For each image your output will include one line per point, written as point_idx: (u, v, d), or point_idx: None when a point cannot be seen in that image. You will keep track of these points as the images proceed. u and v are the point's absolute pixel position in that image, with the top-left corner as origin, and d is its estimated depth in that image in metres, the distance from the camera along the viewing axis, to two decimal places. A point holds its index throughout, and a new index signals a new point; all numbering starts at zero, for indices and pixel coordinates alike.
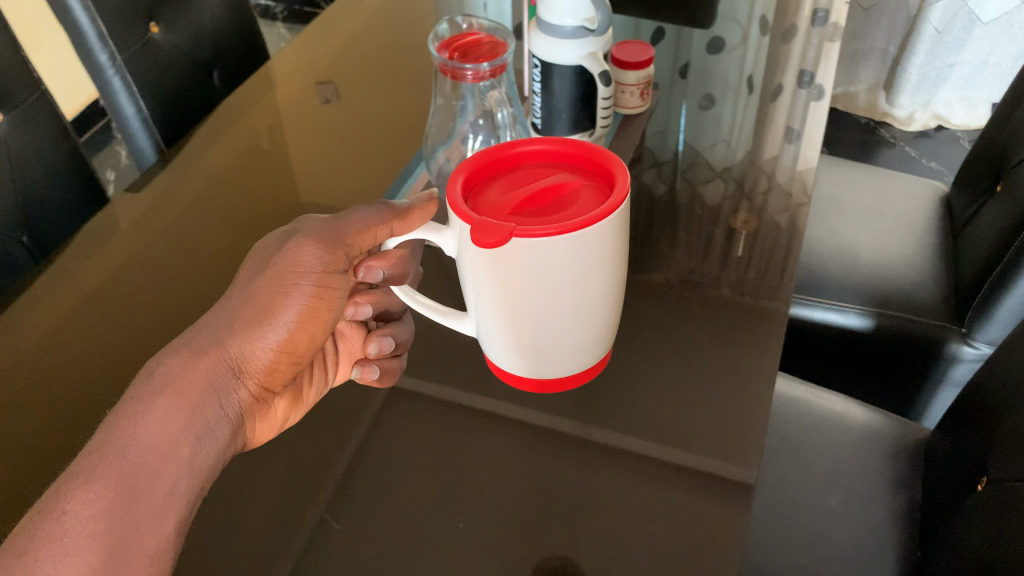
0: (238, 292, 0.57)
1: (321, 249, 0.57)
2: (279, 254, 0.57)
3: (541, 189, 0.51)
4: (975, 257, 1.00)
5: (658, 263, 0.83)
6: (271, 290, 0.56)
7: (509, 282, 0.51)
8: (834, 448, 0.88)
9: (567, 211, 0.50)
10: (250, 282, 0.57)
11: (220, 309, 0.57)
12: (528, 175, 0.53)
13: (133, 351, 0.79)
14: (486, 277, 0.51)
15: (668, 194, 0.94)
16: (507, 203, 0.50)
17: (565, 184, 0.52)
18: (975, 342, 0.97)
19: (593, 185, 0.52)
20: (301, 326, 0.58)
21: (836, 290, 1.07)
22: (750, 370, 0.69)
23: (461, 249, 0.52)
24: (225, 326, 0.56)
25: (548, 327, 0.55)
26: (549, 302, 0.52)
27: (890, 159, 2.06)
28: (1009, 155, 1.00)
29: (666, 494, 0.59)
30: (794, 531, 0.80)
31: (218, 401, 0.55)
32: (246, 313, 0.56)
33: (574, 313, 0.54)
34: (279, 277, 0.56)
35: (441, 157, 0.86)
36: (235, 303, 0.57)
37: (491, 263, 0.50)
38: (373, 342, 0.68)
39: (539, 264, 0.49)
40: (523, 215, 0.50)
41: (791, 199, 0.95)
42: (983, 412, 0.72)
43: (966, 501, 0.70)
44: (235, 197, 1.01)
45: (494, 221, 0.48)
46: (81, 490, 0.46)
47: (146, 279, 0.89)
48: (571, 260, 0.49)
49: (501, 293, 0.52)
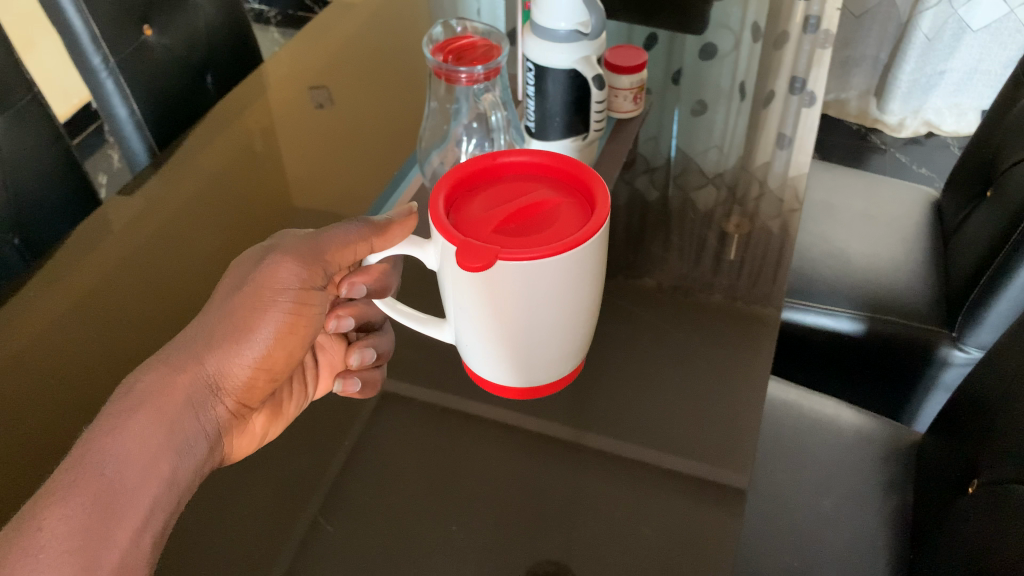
0: (218, 305, 0.57)
1: (297, 266, 0.56)
2: (257, 270, 0.57)
3: (522, 207, 0.51)
4: (965, 263, 1.01)
5: (651, 268, 0.83)
6: (249, 306, 0.56)
7: (492, 296, 0.51)
8: (821, 453, 0.88)
9: (548, 230, 0.50)
10: (229, 296, 0.57)
11: (197, 321, 0.57)
12: (510, 188, 0.54)
13: (121, 351, 0.79)
14: (469, 290, 0.51)
15: (660, 199, 0.94)
16: (490, 219, 0.50)
17: (547, 201, 0.52)
18: (964, 347, 0.98)
19: (574, 201, 0.52)
20: (278, 341, 0.58)
21: (828, 295, 1.07)
22: (742, 374, 0.69)
23: (442, 263, 0.52)
24: (202, 342, 0.56)
25: (530, 340, 0.55)
26: (530, 319, 0.53)
27: (880, 166, 2.08)
28: (997, 162, 1.01)
29: (659, 498, 0.60)
30: (787, 534, 0.80)
31: (196, 417, 0.55)
32: (224, 329, 0.56)
33: (556, 328, 0.55)
34: (257, 293, 0.56)
35: (435, 160, 0.86)
36: (213, 319, 0.57)
37: (474, 281, 0.50)
38: (355, 354, 0.69)
39: (523, 282, 0.49)
40: (506, 232, 0.50)
41: (783, 204, 0.96)
42: (975, 415, 0.72)
43: (957, 504, 0.71)
44: (224, 202, 1.01)
45: (479, 242, 0.48)
46: (57, 506, 0.46)
47: (133, 284, 0.88)
48: (550, 279, 0.50)
49: (483, 307, 0.52)
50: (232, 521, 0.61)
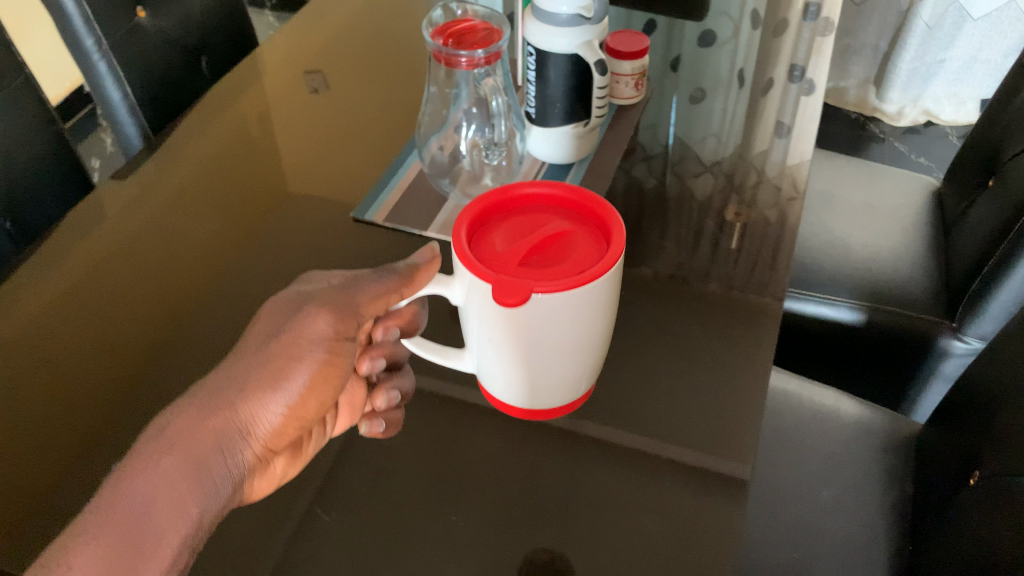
0: (255, 350, 0.57)
1: (324, 318, 0.57)
2: (293, 321, 0.57)
3: (543, 238, 0.51)
4: (966, 253, 1.00)
5: (649, 257, 0.82)
6: (283, 355, 0.56)
7: (518, 327, 0.51)
8: (823, 442, 0.88)
9: (570, 260, 0.50)
10: (268, 344, 0.57)
11: (231, 363, 0.57)
12: (523, 220, 0.54)
13: (114, 335, 0.78)
14: (495, 322, 0.51)
15: (657, 187, 0.93)
16: (514, 254, 0.50)
17: (563, 230, 0.52)
18: (965, 338, 0.97)
19: (587, 228, 0.53)
20: (311, 390, 0.57)
21: (829, 284, 1.07)
22: (742, 365, 0.69)
23: (468, 297, 0.52)
24: (235, 387, 0.55)
25: (544, 365, 0.55)
26: (551, 346, 0.52)
27: (878, 155, 2.07)
28: (1000, 152, 1.01)
29: (659, 489, 0.59)
30: (788, 525, 0.80)
31: (226, 463, 0.54)
32: (260, 373, 0.56)
33: (571, 354, 0.54)
34: (290, 343, 0.56)
35: (434, 146, 0.87)
36: (250, 363, 0.56)
37: (503, 315, 0.50)
38: (382, 397, 0.65)
39: (553, 312, 0.49)
40: (531, 264, 0.50)
41: (780, 193, 0.95)
42: (976, 407, 0.72)
43: (958, 496, 0.70)
44: (221, 186, 0.99)
45: (511, 278, 0.48)
46: (82, 545, 0.46)
47: (126, 270, 0.87)
48: (575, 307, 0.50)
49: (509, 339, 0.52)
50: None
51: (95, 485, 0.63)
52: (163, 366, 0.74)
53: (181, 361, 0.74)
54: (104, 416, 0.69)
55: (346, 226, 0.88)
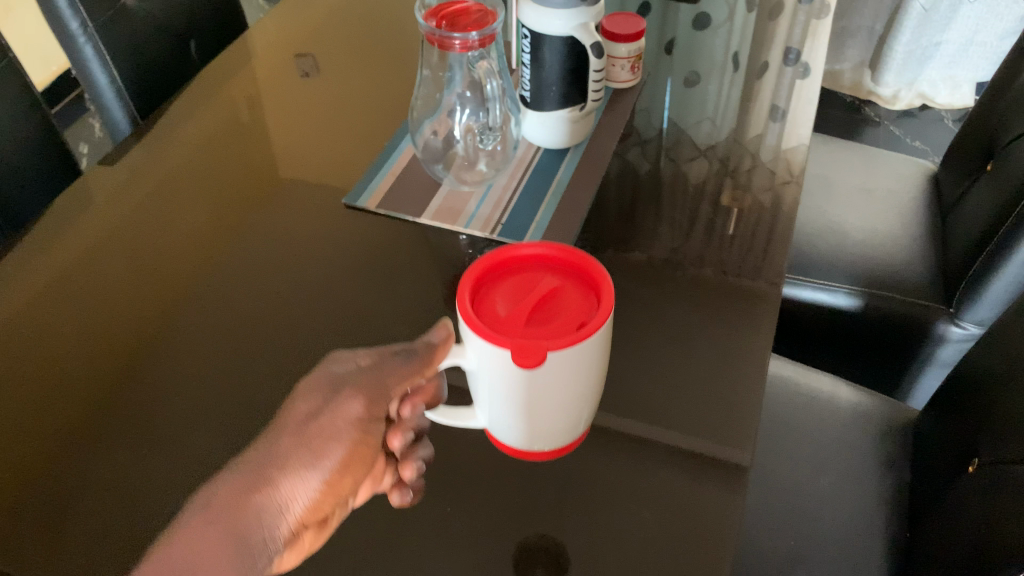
0: (292, 432, 0.53)
1: (356, 401, 0.54)
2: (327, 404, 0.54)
3: (540, 296, 0.51)
4: (963, 237, 0.99)
5: (643, 242, 0.81)
6: (320, 433, 0.53)
7: (526, 388, 0.50)
8: (821, 429, 0.87)
9: (570, 315, 0.50)
10: (305, 425, 0.54)
11: (266, 448, 0.53)
12: (514, 279, 0.52)
13: (103, 322, 0.77)
14: (504, 384, 0.50)
15: (652, 172, 0.91)
16: (518, 317, 0.49)
17: (554, 284, 0.52)
18: (963, 323, 0.97)
19: (574, 279, 0.52)
20: (346, 467, 0.54)
21: (826, 269, 1.06)
22: (740, 352, 0.68)
23: (481, 363, 0.50)
24: (272, 465, 0.52)
25: (554, 415, 0.54)
26: (562, 396, 0.51)
27: (874, 138, 2.07)
28: (999, 135, 1.00)
29: (657, 477, 0.59)
30: (786, 512, 0.80)
31: (261, 542, 0.49)
32: (297, 454, 0.52)
33: (579, 400, 0.53)
34: (327, 422, 0.53)
35: (427, 131, 0.86)
36: (286, 446, 0.53)
37: (514, 376, 0.49)
38: (410, 466, 0.58)
39: (562, 370, 0.49)
40: (537, 324, 0.49)
41: (774, 177, 0.93)
42: (976, 394, 0.71)
43: (957, 483, 0.70)
44: (211, 171, 0.98)
45: (526, 342, 0.48)
46: None
47: (115, 256, 0.85)
48: (583, 358, 0.49)
49: (515, 400, 0.51)
50: None
51: (85, 475, 0.63)
52: (153, 354, 0.73)
53: (173, 348, 0.73)
54: (94, 404, 0.68)
55: (339, 212, 0.87)
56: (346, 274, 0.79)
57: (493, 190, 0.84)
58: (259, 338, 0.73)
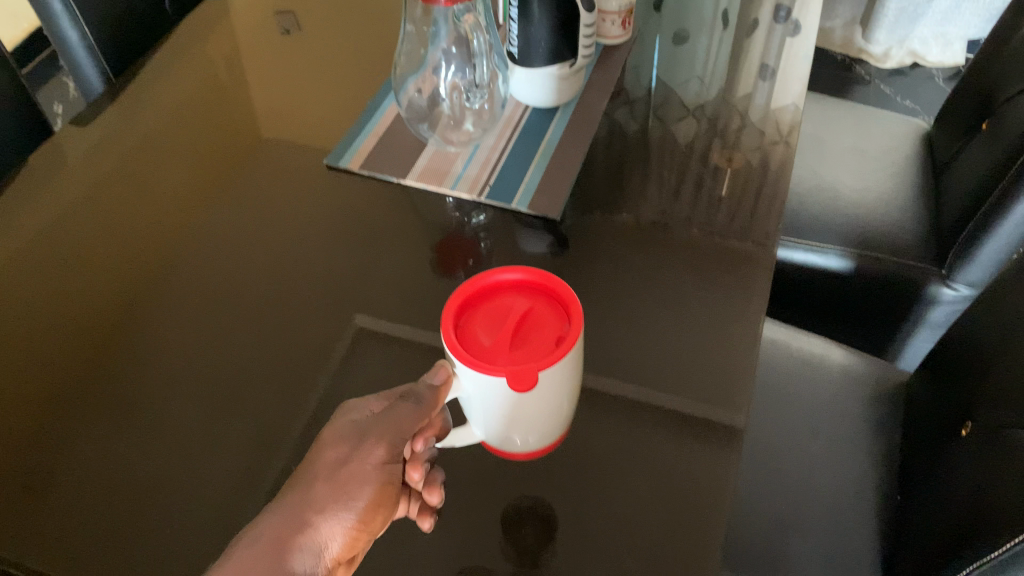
0: (321, 478, 0.47)
1: (377, 448, 0.48)
2: (350, 440, 0.49)
3: (517, 320, 0.49)
4: (957, 198, 0.98)
5: (631, 203, 0.79)
6: (352, 470, 0.48)
7: (515, 408, 0.50)
8: (813, 391, 0.87)
9: (547, 335, 0.49)
10: (335, 471, 0.48)
11: (290, 499, 0.47)
12: (492, 306, 0.51)
13: (79, 287, 0.75)
14: (498, 404, 0.49)
15: (640, 131, 0.89)
16: (501, 344, 0.48)
17: (527, 308, 0.50)
18: (954, 285, 0.96)
19: (545, 299, 0.51)
20: (376, 506, 0.49)
21: (816, 231, 1.05)
22: (733, 316, 0.67)
23: (475, 387, 0.49)
24: (302, 508, 0.46)
25: (545, 420, 0.53)
26: (551, 402, 0.51)
27: (865, 97, 2.05)
28: (996, 93, 0.98)
29: (648, 445, 0.58)
30: (777, 474, 0.79)
31: None
32: (331, 504, 0.47)
33: (565, 402, 0.53)
34: (354, 460, 0.48)
35: (412, 88, 0.84)
36: (319, 497, 0.47)
37: (507, 400, 0.49)
38: (435, 491, 0.53)
39: (550, 387, 0.49)
40: (520, 347, 0.49)
41: (764, 138, 0.90)
42: (973, 358, 0.71)
43: (950, 447, 0.69)
44: (188, 129, 0.95)
45: (516, 368, 0.47)
46: None
47: (92, 219, 0.83)
48: (568, 368, 0.49)
49: (506, 417, 0.51)
50: (199, 474, 0.58)
51: (62, 447, 0.61)
52: (131, 320, 0.71)
53: (151, 314, 0.71)
54: (71, 373, 0.67)
55: (321, 173, 0.84)
56: (330, 239, 0.77)
57: (479, 151, 0.82)
58: (240, 303, 0.71)
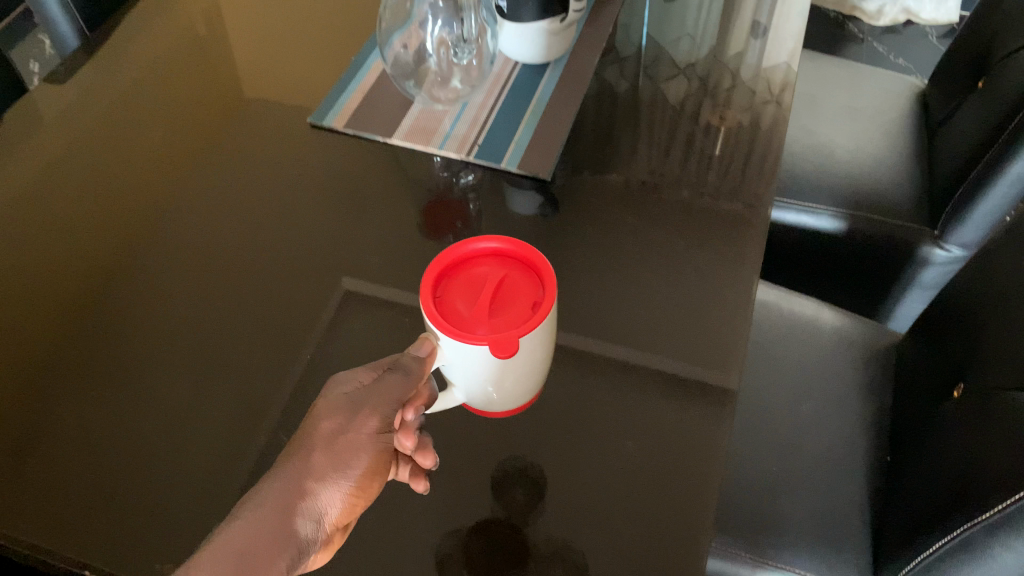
0: (318, 450, 0.42)
1: (371, 417, 0.44)
2: (348, 407, 0.43)
3: (492, 289, 0.48)
4: (952, 158, 0.97)
5: (621, 163, 0.78)
6: (351, 438, 0.43)
7: (499, 372, 0.49)
8: (805, 353, 0.86)
9: (522, 302, 0.48)
10: (333, 439, 0.42)
11: (281, 471, 0.41)
12: (464, 277, 0.49)
13: (58, 251, 0.73)
14: (481, 370, 0.48)
15: (630, 90, 0.87)
16: (479, 313, 0.47)
17: (500, 276, 0.49)
18: (947, 246, 0.96)
19: (517, 266, 0.50)
20: (370, 478, 0.44)
21: (808, 190, 1.03)
22: (725, 279, 0.66)
23: (457, 356, 0.47)
24: (301, 477, 0.41)
25: (524, 380, 0.52)
26: (530, 363, 0.50)
27: (857, 55, 2.02)
28: (993, 51, 0.96)
29: (640, 409, 0.58)
30: (767, 436, 0.79)
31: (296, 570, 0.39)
32: (331, 474, 0.42)
33: (542, 361, 0.52)
34: (353, 426, 0.43)
35: (397, 44, 0.81)
36: (317, 467, 0.41)
37: (488, 366, 0.48)
38: (428, 456, 0.47)
39: (530, 351, 0.48)
40: (498, 315, 0.47)
41: (755, 96, 0.89)
42: (966, 320, 0.70)
43: (941, 409, 0.69)
44: (166, 86, 0.92)
45: (497, 337, 0.46)
46: None
47: (69, 180, 0.81)
48: (545, 331, 0.48)
49: (488, 380, 0.50)
50: (183, 441, 0.57)
51: (43, 415, 0.60)
52: (110, 286, 0.69)
53: (132, 279, 0.69)
54: (50, 340, 0.65)
55: (304, 133, 0.82)
56: (314, 200, 0.75)
57: (468, 109, 0.80)
58: (223, 267, 0.70)
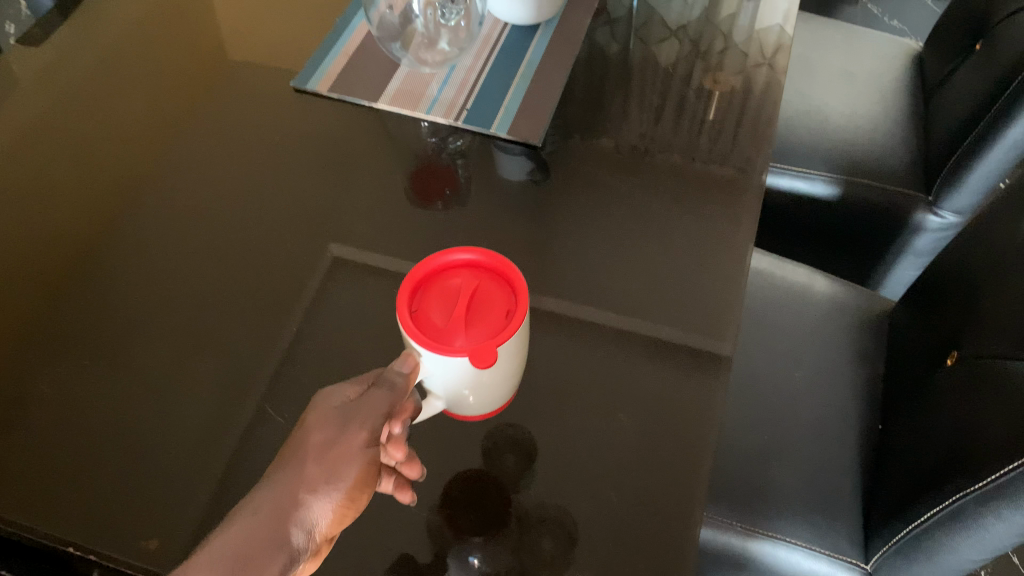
0: (312, 458, 0.37)
1: (363, 430, 0.39)
2: (338, 419, 0.39)
3: (467, 298, 0.45)
4: (947, 123, 0.96)
5: (613, 128, 0.76)
6: (347, 446, 0.38)
7: (481, 379, 0.46)
8: (797, 321, 0.86)
9: (497, 311, 0.45)
10: (326, 449, 0.37)
11: (273, 480, 0.36)
12: (436, 287, 0.46)
13: (37, 220, 0.71)
14: (463, 378, 0.46)
15: (622, 52, 0.85)
16: (456, 323, 0.44)
17: (473, 283, 0.46)
18: (941, 212, 0.95)
19: (489, 272, 0.47)
20: (362, 493, 0.38)
21: (803, 155, 1.02)
22: (719, 246, 0.65)
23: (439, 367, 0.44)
24: (293, 489, 0.36)
25: (505, 383, 0.49)
26: (509, 369, 0.48)
27: (851, 16, 1.99)
28: (991, 13, 0.94)
29: (632, 378, 0.57)
30: (760, 404, 0.79)
31: None
32: (325, 485, 0.36)
33: (520, 366, 0.50)
34: (348, 436, 0.38)
35: (382, 6, 0.78)
36: (310, 475, 0.36)
37: (467, 375, 0.45)
38: (414, 467, 0.43)
39: (507, 358, 0.46)
40: (474, 325, 0.45)
41: (747, 59, 0.87)
42: (961, 289, 0.69)
43: (934, 378, 0.69)
44: (144, 49, 0.89)
45: (476, 350, 0.43)
46: None
47: (46, 147, 0.78)
48: (521, 339, 0.46)
49: (474, 385, 0.47)
50: (168, 415, 0.56)
51: (24, 389, 0.58)
52: (91, 256, 0.67)
53: (113, 249, 0.67)
54: (30, 312, 0.63)
55: (287, 98, 0.80)
56: (299, 167, 0.73)
57: (456, 72, 0.78)
58: (206, 236, 0.68)
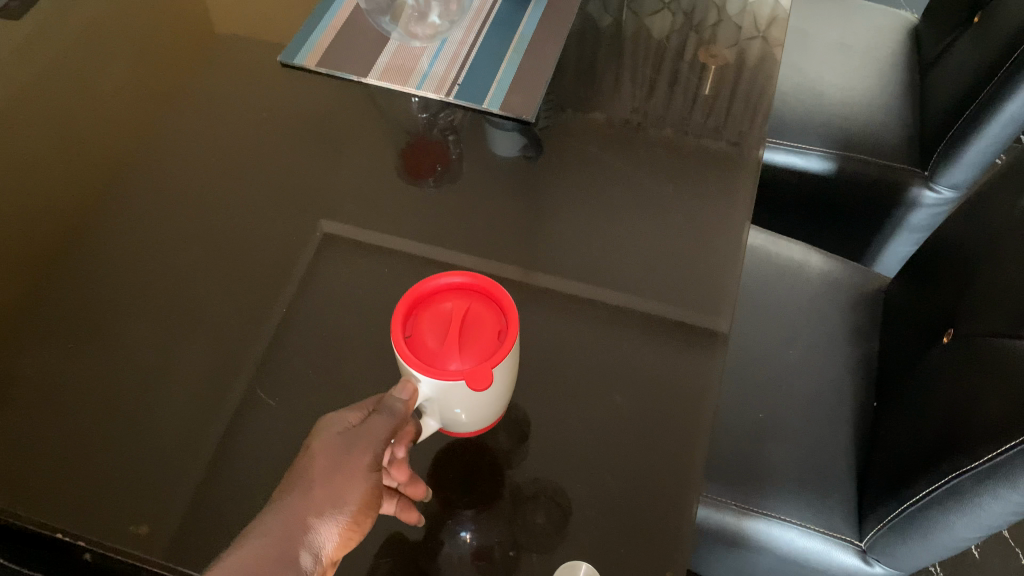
0: (317, 481, 0.38)
1: (366, 453, 0.39)
2: (343, 441, 0.39)
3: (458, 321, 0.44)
4: (944, 97, 0.94)
5: (607, 103, 0.75)
6: (350, 466, 0.38)
7: (476, 401, 0.45)
8: (791, 298, 0.85)
9: (488, 332, 0.44)
10: (331, 471, 0.38)
11: (279, 504, 0.37)
12: (426, 313, 0.45)
13: (21, 201, 0.70)
14: (459, 400, 0.44)
15: (615, 25, 0.83)
16: (449, 347, 0.43)
17: (463, 307, 0.45)
18: (936, 188, 0.95)
19: (477, 295, 0.46)
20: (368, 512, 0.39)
21: (798, 130, 1.01)
22: (714, 223, 0.64)
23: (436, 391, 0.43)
24: (298, 511, 0.37)
25: (501, 401, 0.48)
26: (504, 389, 0.46)
27: None
28: None
29: (626, 359, 0.56)
30: (755, 383, 0.78)
31: None
32: (329, 508, 0.37)
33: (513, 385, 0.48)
34: (351, 455, 0.39)
35: None
36: (316, 497, 0.37)
37: (463, 398, 0.44)
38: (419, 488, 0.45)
39: (501, 380, 0.45)
40: (467, 347, 0.43)
41: (741, 32, 0.85)
42: (958, 267, 0.69)
43: (930, 358, 0.68)
44: (126, 23, 0.87)
45: (472, 371, 0.42)
46: None
47: (27, 125, 0.76)
48: (513, 361, 0.45)
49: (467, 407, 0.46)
50: (156, 400, 0.55)
51: (11, 374, 0.57)
52: (76, 237, 0.66)
53: (98, 229, 0.66)
54: (14, 296, 0.62)
55: (273, 73, 0.78)
56: (286, 144, 0.72)
57: (447, 46, 0.75)
58: (192, 216, 0.67)
